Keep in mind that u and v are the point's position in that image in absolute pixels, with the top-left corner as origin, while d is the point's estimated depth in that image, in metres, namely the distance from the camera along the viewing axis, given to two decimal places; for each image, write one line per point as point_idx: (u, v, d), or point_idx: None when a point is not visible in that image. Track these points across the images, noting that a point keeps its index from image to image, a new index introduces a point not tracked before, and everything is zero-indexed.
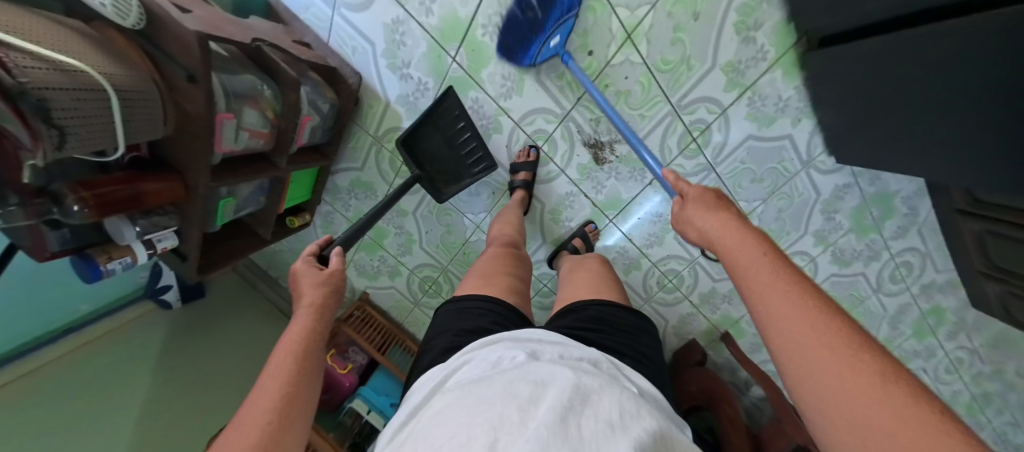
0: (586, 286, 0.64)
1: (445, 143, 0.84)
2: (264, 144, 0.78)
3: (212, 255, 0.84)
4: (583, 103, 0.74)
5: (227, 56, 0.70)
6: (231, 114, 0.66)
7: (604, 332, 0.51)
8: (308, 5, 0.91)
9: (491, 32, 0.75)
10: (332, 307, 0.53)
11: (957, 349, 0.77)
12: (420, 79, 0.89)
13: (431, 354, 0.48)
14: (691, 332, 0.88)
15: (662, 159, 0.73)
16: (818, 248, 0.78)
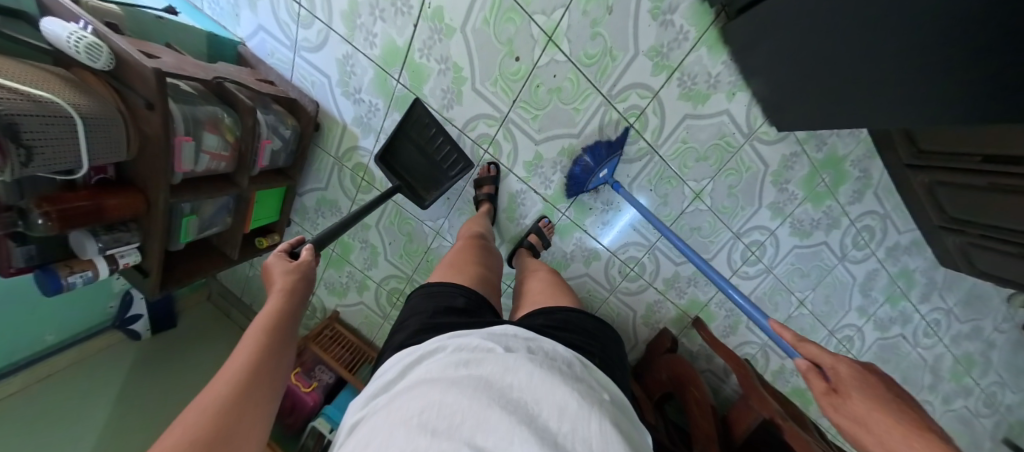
0: (544, 291, 0.62)
1: (422, 152, 0.83)
2: (226, 165, 0.79)
3: (178, 274, 0.86)
4: (519, 104, 0.74)
5: (192, 92, 0.73)
6: (190, 137, 0.67)
7: (573, 333, 0.48)
8: (273, 51, 0.95)
9: (429, 55, 0.77)
10: (304, 297, 0.47)
11: (930, 310, 0.81)
12: (370, 101, 0.90)
13: (404, 333, 0.45)
14: (661, 321, 0.87)
15: (604, 148, 0.73)
16: (776, 221, 0.75)
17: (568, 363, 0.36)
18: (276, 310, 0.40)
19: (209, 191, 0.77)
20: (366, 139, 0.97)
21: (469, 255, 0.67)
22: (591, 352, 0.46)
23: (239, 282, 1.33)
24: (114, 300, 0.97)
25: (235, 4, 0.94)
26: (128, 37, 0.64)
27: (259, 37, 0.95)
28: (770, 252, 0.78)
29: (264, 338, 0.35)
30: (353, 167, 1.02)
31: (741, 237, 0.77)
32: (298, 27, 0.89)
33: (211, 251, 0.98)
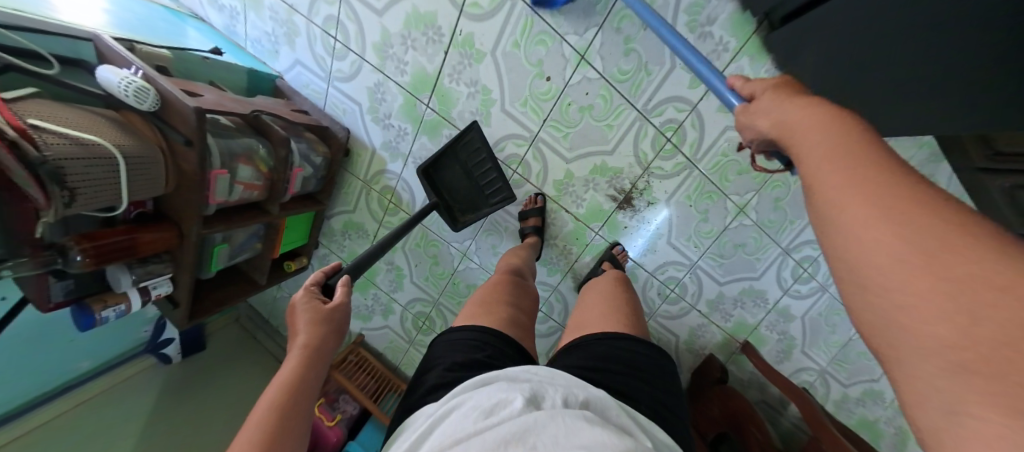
0: (600, 311, 0.60)
1: (467, 176, 0.81)
2: (258, 194, 0.81)
3: (201, 304, 0.88)
4: (549, 124, 0.73)
5: (228, 126, 0.76)
6: (224, 170, 0.70)
7: (612, 372, 0.45)
8: (307, 83, 1.00)
9: (458, 79, 0.79)
10: (329, 349, 0.47)
11: None
12: (399, 126, 0.92)
13: (420, 391, 0.44)
14: (705, 347, 0.81)
15: (637, 165, 0.70)
16: None
17: (610, 415, 0.35)
18: (295, 374, 0.41)
19: (242, 220, 0.79)
20: (394, 164, 0.98)
21: (492, 288, 0.64)
22: (634, 398, 0.42)
23: (265, 306, 1.34)
24: (147, 325, 0.99)
25: (273, 40, 0.99)
26: (176, 81, 0.69)
27: (295, 70, 1.00)
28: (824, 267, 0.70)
29: (275, 416, 0.36)
30: (380, 190, 1.04)
31: (790, 253, 0.71)
32: (333, 60, 0.93)
33: (239, 277, 1.00)
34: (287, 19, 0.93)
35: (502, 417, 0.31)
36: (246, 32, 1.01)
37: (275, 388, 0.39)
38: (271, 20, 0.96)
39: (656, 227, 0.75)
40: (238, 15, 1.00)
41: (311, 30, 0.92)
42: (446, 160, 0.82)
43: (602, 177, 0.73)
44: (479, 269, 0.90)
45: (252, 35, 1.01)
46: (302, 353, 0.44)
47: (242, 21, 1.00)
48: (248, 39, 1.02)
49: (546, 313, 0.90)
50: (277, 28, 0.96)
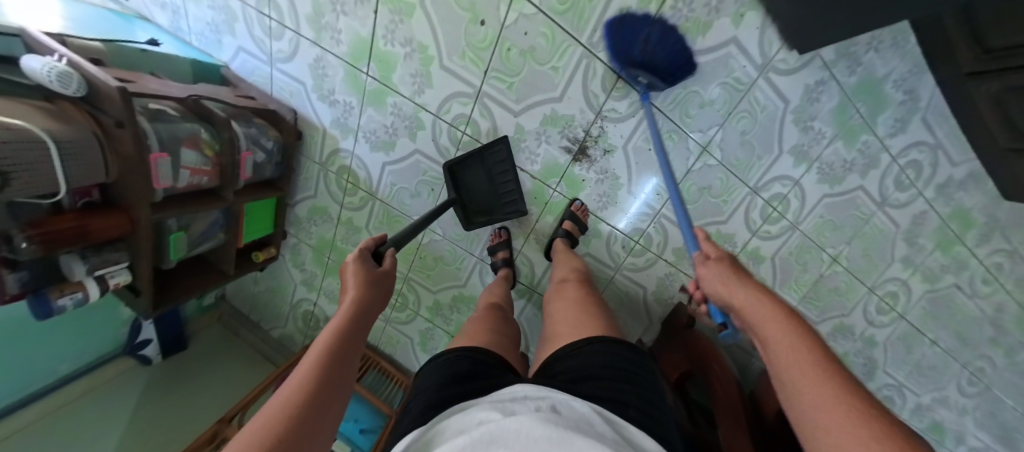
0: (570, 320, 0.56)
1: (489, 183, 0.76)
2: (208, 180, 0.75)
3: (168, 292, 0.84)
4: (493, 76, 0.67)
5: (176, 116, 0.70)
6: (166, 152, 0.64)
7: (597, 378, 0.40)
8: (254, 69, 0.91)
9: (394, 40, 0.69)
10: (373, 315, 0.45)
11: (994, 253, 0.71)
12: (344, 100, 0.82)
13: (407, 418, 0.41)
14: (675, 295, 0.81)
15: (592, 108, 0.66)
16: (801, 168, 0.67)
17: (590, 420, 0.31)
18: (346, 326, 0.38)
19: (196, 206, 0.74)
20: (347, 141, 0.87)
21: (479, 319, 0.65)
22: (627, 402, 0.37)
23: (245, 300, 1.33)
24: (125, 326, 0.97)
25: (216, 30, 0.90)
26: (112, 70, 0.64)
27: (240, 58, 0.91)
28: (795, 206, 0.70)
29: (330, 359, 0.33)
30: (338, 172, 0.93)
31: (759, 192, 0.69)
32: (273, 41, 0.84)
33: (209, 267, 0.96)
34: (226, 5, 0.85)
35: (489, 429, 0.28)
36: (190, 24, 0.91)
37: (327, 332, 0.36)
38: (210, 9, 0.87)
39: (613, 176, 0.72)
40: (180, 9, 0.90)
41: (247, 12, 0.83)
42: (472, 162, 0.76)
43: (554, 127, 0.69)
44: (444, 241, 0.88)
45: (196, 28, 0.92)
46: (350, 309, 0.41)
47: (183, 13, 0.91)
48: (194, 33, 0.93)
49: (525, 285, 0.89)
50: (218, 17, 0.87)
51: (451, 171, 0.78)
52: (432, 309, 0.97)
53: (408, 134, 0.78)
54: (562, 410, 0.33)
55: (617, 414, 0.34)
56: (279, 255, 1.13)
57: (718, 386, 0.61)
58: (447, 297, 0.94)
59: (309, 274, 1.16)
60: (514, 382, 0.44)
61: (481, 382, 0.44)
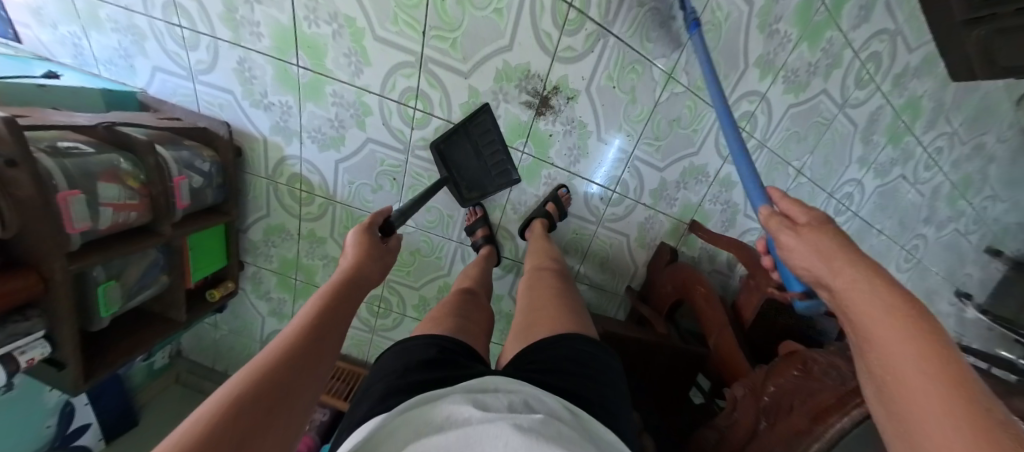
0: (548, 308, 0.60)
1: (477, 156, 0.74)
2: (137, 214, 0.66)
3: (100, 360, 0.69)
4: (432, 36, 0.62)
5: (93, 151, 0.60)
6: (78, 190, 0.55)
7: (566, 373, 0.44)
8: (175, 88, 0.77)
9: (318, 21, 0.63)
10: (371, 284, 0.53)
11: (934, 138, 1.03)
12: (279, 101, 0.73)
13: (367, 404, 0.40)
14: (657, 237, 0.87)
15: (546, 50, 0.63)
16: (765, 81, 0.72)
17: (557, 413, 0.36)
18: (345, 289, 0.47)
19: (129, 247, 0.64)
20: (291, 146, 0.79)
21: (446, 305, 0.63)
22: (585, 396, 0.41)
23: (207, 351, 1.19)
24: (51, 417, 0.79)
25: (126, 54, 0.76)
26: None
27: (157, 80, 0.77)
28: (761, 123, 0.77)
29: (329, 313, 0.41)
30: (289, 182, 0.84)
31: (726, 114, 0.74)
32: (188, 52, 0.72)
33: (153, 319, 0.84)
34: (129, 22, 0.72)
35: (465, 428, 0.31)
36: (95, 54, 0.77)
37: (328, 289, 0.45)
38: (116, 31, 0.74)
39: (579, 124, 0.71)
40: (80, 39, 0.76)
41: (154, 25, 0.71)
42: (458, 136, 0.73)
43: (510, 82, 0.67)
44: (418, 232, 0.83)
45: (103, 57, 0.77)
46: (347, 276, 0.49)
47: (84, 42, 0.76)
48: (101, 62, 0.78)
49: (511, 259, 0.88)
50: (125, 39, 0.74)
51: (439, 151, 0.74)
52: (419, 307, 0.92)
53: (355, 122, 0.72)
54: (533, 405, 0.37)
55: (580, 408, 0.39)
56: (238, 289, 1.01)
57: (704, 303, 0.70)
58: (433, 290, 0.90)
59: (277, 303, 1.05)
60: (488, 372, 0.46)
61: (451, 369, 0.45)
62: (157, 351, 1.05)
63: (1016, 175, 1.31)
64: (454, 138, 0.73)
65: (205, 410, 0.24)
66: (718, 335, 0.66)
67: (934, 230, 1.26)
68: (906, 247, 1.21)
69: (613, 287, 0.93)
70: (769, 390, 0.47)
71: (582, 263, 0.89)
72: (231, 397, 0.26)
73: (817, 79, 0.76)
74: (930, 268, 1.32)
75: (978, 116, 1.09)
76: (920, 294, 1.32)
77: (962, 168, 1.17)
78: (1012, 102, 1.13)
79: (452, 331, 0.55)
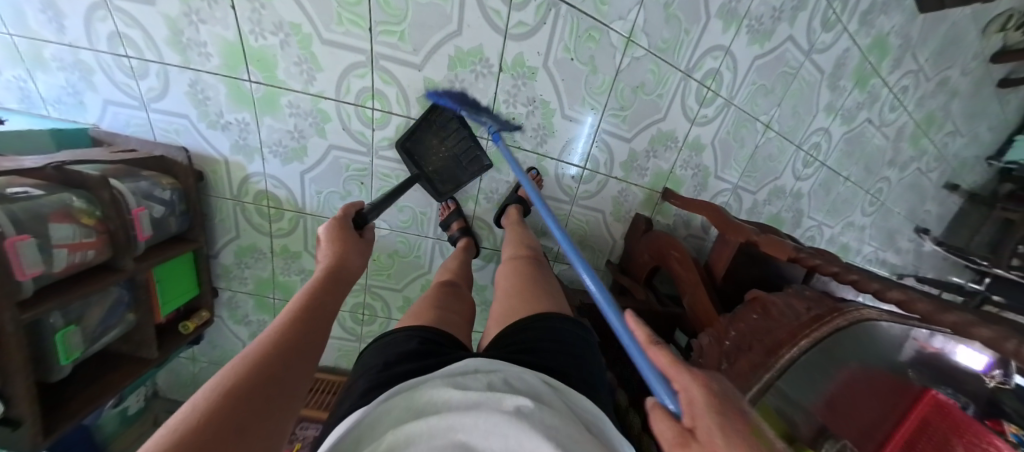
0: (523, 296, 0.60)
1: (444, 145, 0.77)
2: (95, 253, 0.64)
3: (63, 412, 0.66)
4: (381, 34, 0.64)
5: (43, 194, 0.58)
6: (28, 234, 0.53)
7: (544, 351, 0.46)
8: (127, 119, 0.76)
9: (267, 36, 0.64)
10: (354, 274, 0.55)
11: (904, 75, 1.14)
12: (236, 119, 0.73)
13: (349, 401, 0.40)
14: (632, 209, 0.94)
15: (498, 30, 0.66)
16: (729, 35, 0.79)
17: (538, 390, 0.38)
18: (329, 282, 0.48)
19: (89, 288, 0.62)
20: (253, 164, 0.78)
21: (425, 297, 0.63)
22: (565, 373, 0.44)
23: (186, 388, 1.14)
24: None
25: (75, 92, 0.74)
26: None
27: (110, 114, 0.76)
28: (728, 80, 0.86)
29: (317, 303, 0.43)
30: (255, 200, 0.83)
31: (692, 74, 0.81)
32: (138, 81, 0.72)
33: (121, 361, 0.80)
34: (74, 58, 0.71)
35: (452, 415, 0.32)
36: (42, 94, 0.76)
37: (311, 285, 0.46)
38: (62, 70, 0.72)
39: (541, 103, 0.75)
40: (26, 81, 0.75)
41: (100, 58, 0.70)
42: (422, 132, 0.75)
43: (464, 67, 0.69)
44: (393, 234, 0.83)
45: (51, 96, 0.76)
46: (331, 269, 0.50)
47: (31, 84, 0.75)
48: (49, 102, 0.76)
49: (491, 247, 0.90)
50: (71, 76, 0.73)
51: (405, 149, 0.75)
52: (404, 308, 0.92)
53: (315, 131, 0.73)
54: (514, 383, 0.38)
55: (560, 382, 0.42)
56: (213, 318, 0.99)
57: (678, 264, 0.73)
58: (416, 289, 0.90)
59: (257, 327, 1.04)
60: (469, 355, 0.46)
61: (433, 357, 0.45)
62: (129, 394, 0.99)
63: (976, 108, 1.44)
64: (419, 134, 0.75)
65: (207, 398, 0.26)
66: (692, 294, 0.68)
67: (897, 172, 1.42)
68: (872, 191, 1.39)
69: (593, 263, 1.00)
70: (731, 333, 0.50)
71: (560, 244, 0.95)
72: (234, 387, 0.27)
73: (782, 25, 0.84)
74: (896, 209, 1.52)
75: (944, 48, 1.18)
76: (883, 235, 1.55)
77: (927, 105, 1.29)
78: (978, 31, 1.22)
79: (433, 321, 0.55)
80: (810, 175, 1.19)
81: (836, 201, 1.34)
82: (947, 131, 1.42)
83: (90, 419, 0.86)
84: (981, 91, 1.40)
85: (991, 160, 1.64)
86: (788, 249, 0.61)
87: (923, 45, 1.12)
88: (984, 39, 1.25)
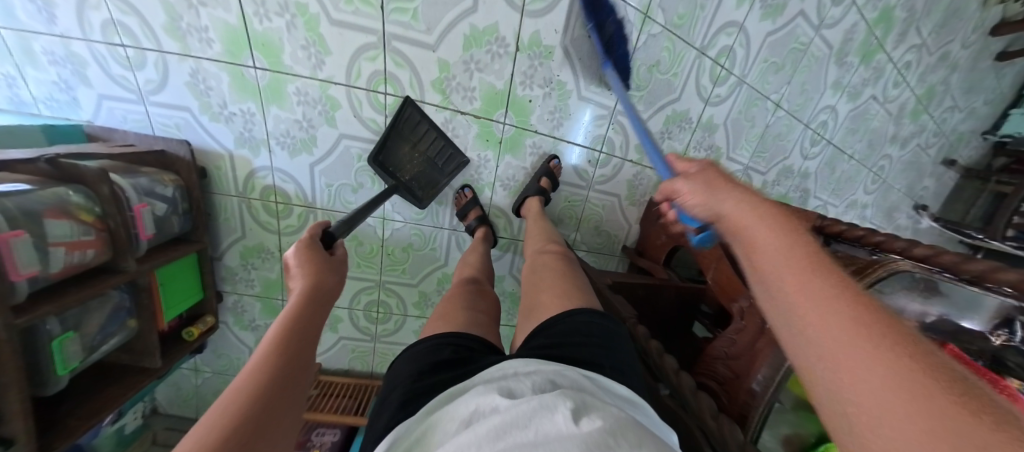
0: (556, 288, 0.57)
1: (415, 150, 0.75)
2: (95, 253, 0.60)
3: (60, 428, 0.61)
4: (392, 14, 0.62)
5: (36, 187, 0.54)
6: (21, 232, 0.50)
7: (576, 344, 0.43)
8: (124, 115, 0.73)
9: (272, 18, 0.61)
10: (332, 295, 0.45)
11: (907, 51, 1.15)
12: (240, 109, 0.70)
13: (386, 416, 0.37)
14: (647, 193, 0.93)
15: (515, 5, 0.63)
16: (743, 8, 0.78)
17: (580, 385, 0.34)
18: (300, 313, 0.39)
19: (88, 290, 0.58)
20: (259, 157, 0.75)
21: (449, 298, 0.60)
22: (598, 363, 0.40)
23: (189, 401, 1.09)
24: None
25: (67, 88, 0.71)
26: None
27: (106, 110, 0.72)
28: (740, 57, 0.84)
29: (290, 344, 0.35)
30: (262, 197, 0.80)
31: (706, 52, 0.79)
32: (135, 72, 0.68)
33: (124, 371, 0.76)
34: (67, 51, 0.67)
35: (496, 418, 0.28)
36: (32, 92, 0.72)
37: (285, 316, 0.37)
38: (53, 65, 0.69)
39: (558, 85, 0.73)
40: (14, 78, 0.71)
41: (94, 50, 0.66)
42: (392, 142, 0.73)
43: (478, 48, 0.66)
44: (407, 227, 0.81)
45: (42, 94, 0.72)
46: (306, 293, 0.41)
47: (20, 81, 0.71)
48: (40, 100, 0.72)
49: (507, 237, 0.87)
50: (64, 71, 0.69)
51: (378, 161, 0.73)
52: (419, 304, 0.89)
53: (324, 120, 0.70)
54: (558, 382, 0.34)
55: (596, 374, 0.38)
56: (218, 324, 0.95)
57: (700, 243, 0.71)
58: (432, 284, 0.87)
59: (265, 331, 1.00)
60: (503, 358, 0.43)
61: (463, 366, 0.42)
62: (128, 410, 0.93)
63: (973, 83, 1.45)
64: (387, 145, 0.73)
65: None
66: (715, 270, 0.65)
67: (898, 149, 1.43)
68: (875, 168, 1.40)
69: (609, 249, 0.98)
70: None
71: (576, 231, 0.93)
72: None
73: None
74: (895, 188, 1.54)
75: (945, 23, 1.18)
76: (884, 213, 1.57)
77: (928, 80, 1.29)
78: (978, 5, 1.22)
79: (462, 323, 0.52)
80: (818, 154, 1.19)
81: (842, 180, 1.34)
82: (945, 108, 1.43)
83: (87, 439, 0.80)
84: (980, 65, 1.41)
85: (986, 135, 1.64)
86: (812, 219, 0.62)
87: (928, 17, 1.12)
88: (984, 11, 1.26)
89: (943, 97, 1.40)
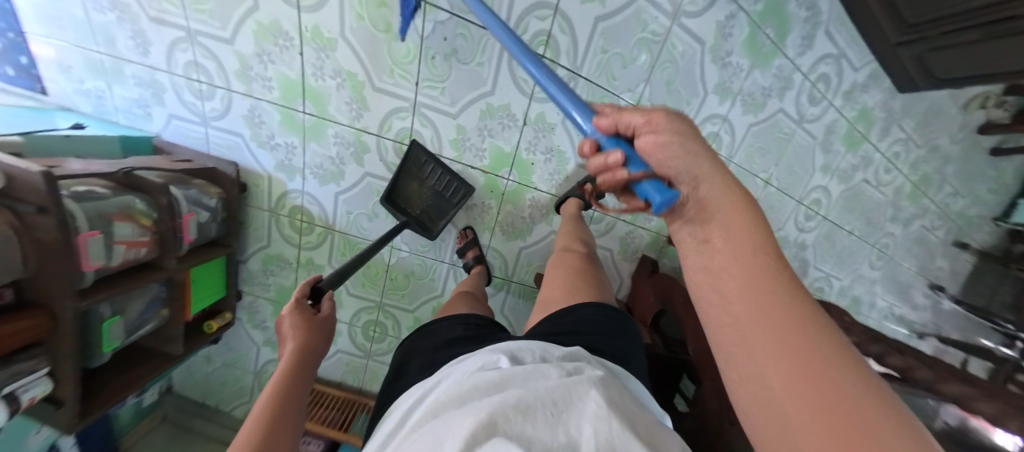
0: (562, 286, 0.63)
1: (420, 183, 0.82)
2: (148, 251, 0.71)
3: (96, 396, 0.70)
4: (424, 87, 0.73)
5: (109, 193, 0.65)
6: (97, 231, 0.60)
7: (583, 332, 0.48)
8: (186, 132, 0.85)
9: (325, 77, 0.73)
10: (316, 354, 0.51)
11: (892, 143, 1.24)
12: (285, 142, 0.81)
13: (412, 375, 0.46)
14: (638, 250, 1.00)
15: (525, 91, 0.74)
16: (728, 101, 0.87)
17: (577, 353, 0.40)
18: (290, 376, 0.45)
19: (135, 283, 0.68)
20: (293, 182, 0.86)
21: (460, 301, 0.69)
22: (600, 349, 0.46)
23: (198, 386, 1.18)
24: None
25: (144, 105, 0.84)
26: (30, 160, 0.58)
27: (172, 126, 0.85)
28: (726, 141, 0.93)
29: (280, 409, 0.40)
30: (289, 214, 0.91)
31: None
32: (203, 101, 0.81)
33: (147, 354, 0.85)
34: (150, 78, 0.80)
35: (494, 373, 0.33)
36: (115, 104, 0.85)
37: (276, 383, 0.43)
38: (137, 85, 0.82)
39: (558, 152, 0.82)
40: (103, 92, 0.84)
41: (174, 81, 0.79)
42: (401, 182, 0.82)
43: (492, 118, 0.77)
44: (412, 256, 0.90)
45: (122, 106, 0.85)
46: (295, 358, 0.47)
47: (107, 94, 0.84)
48: (120, 111, 0.86)
49: (501, 277, 0.95)
50: (144, 92, 0.82)
51: (389, 200, 0.83)
52: (413, 329, 0.97)
53: (353, 158, 0.81)
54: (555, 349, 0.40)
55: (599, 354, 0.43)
56: (233, 320, 1.04)
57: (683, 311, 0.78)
58: (427, 311, 0.96)
59: (272, 333, 1.09)
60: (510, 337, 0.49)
61: (475, 338, 0.49)
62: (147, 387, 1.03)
63: (968, 174, 1.51)
64: (400, 185, 0.82)
65: None
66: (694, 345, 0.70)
67: (901, 228, 1.47)
68: (879, 245, 1.44)
69: None
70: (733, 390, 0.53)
71: None
72: None
73: (772, 99, 0.93)
74: (903, 266, 1.55)
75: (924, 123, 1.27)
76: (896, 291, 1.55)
77: (919, 168, 1.36)
78: (958, 108, 1.32)
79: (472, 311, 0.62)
80: (813, 228, 1.25)
81: (844, 253, 1.38)
82: (937, 195, 1.48)
83: (111, 410, 0.90)
84: (970, 159, 1.47)
85: (997, 221, 1.67)
86: None
87: (907, 117, 1.22)
88: (966, 113, 1.35)
89: (936, 185, 1.45)
